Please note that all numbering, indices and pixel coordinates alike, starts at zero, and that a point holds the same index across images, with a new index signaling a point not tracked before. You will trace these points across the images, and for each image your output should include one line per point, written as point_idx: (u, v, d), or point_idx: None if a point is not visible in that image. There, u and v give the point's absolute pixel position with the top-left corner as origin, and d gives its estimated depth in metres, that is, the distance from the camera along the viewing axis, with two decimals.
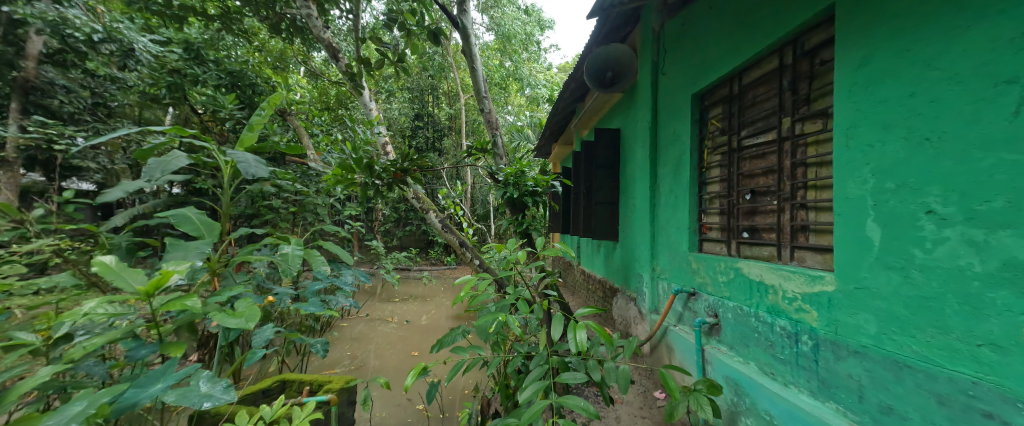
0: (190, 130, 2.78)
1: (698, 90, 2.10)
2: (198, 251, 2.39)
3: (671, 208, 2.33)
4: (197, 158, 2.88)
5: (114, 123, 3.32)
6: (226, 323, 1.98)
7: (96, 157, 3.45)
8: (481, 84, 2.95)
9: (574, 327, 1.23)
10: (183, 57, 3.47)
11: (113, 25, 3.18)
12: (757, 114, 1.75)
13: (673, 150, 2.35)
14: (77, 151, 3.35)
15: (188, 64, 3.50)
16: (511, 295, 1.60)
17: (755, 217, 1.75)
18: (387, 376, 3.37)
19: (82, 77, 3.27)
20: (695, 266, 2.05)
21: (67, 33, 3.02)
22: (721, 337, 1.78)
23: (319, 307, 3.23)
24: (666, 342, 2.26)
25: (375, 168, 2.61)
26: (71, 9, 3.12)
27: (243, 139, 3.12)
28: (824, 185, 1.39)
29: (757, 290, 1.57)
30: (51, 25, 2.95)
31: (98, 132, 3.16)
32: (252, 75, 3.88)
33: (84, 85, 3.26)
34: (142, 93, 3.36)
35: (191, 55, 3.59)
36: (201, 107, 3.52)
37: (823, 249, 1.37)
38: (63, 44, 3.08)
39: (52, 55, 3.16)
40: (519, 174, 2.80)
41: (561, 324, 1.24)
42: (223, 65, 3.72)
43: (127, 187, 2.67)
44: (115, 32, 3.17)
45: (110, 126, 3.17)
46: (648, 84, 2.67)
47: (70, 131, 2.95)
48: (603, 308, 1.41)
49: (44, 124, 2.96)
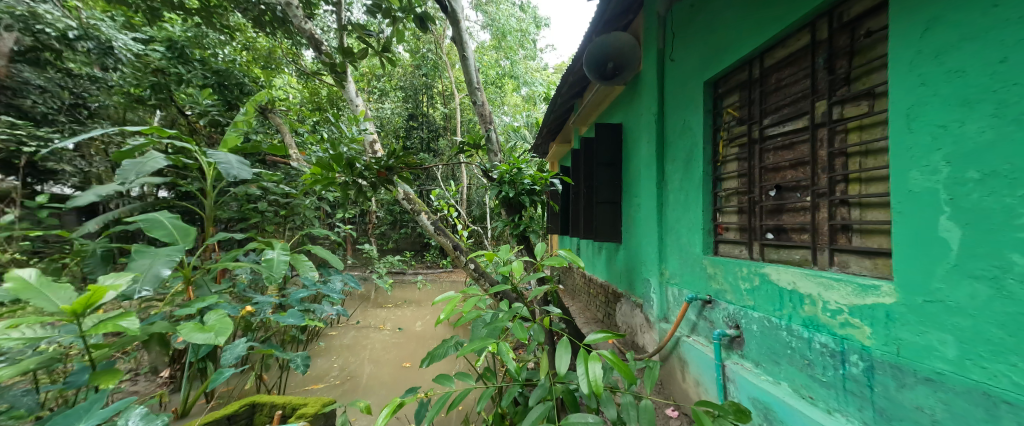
0: (171, 130, 2.95)
1: (711, 76, 1.90)
2: (167, 258, 2.45)
3: (683, 207, 2.14)
4: (176, 160, 3.12)
5: (93, 123, 3.34)
6: (194, 339, 2.21)
7: (73, 160, 3.28)
8: (473, 75, 2.73)
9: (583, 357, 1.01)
10: (166, 56, 3.60)
11: (89, 22, 3.17)
12: (782, 100, 1.55)
13: (682, 143, 2.17)
14: (53, 153, 3.15)
15: (171, 63, 3.61)
16: (506, 313, 1.40)
17: (782, 216, 1.55)
18: (378, 389, 3.18)
19: (58, 76, 3.20)
20: (711, 271, 1.86)
21: (38, 29, 2.94)
22: (745, 351, 1.59)
23: (299, 317, 3.01)
24: (678, 355, 2.07)
25: (358, 166, 2.36)
26: (43, 4, 3.05)
27: (227, 140, 3.26)
28: (871, 178, 1.19)
29: (789, 300, 1.37)
30: (20, 21, 2.87)
31: (74, 132, 3.16)
32: (238, 74, 3.95)
33: (61, 85, 3.20)
34: (125, 94, 3.49)
35: (175, 54, 3.66)
36: (187, 107, 3.76)
37: (873, 253, 1.17)
38: (37, 42, 3.01)
39: (24, 53, 3.03)
40: (516, 172, 2.54)
41: (568, 355, 1.01)
42: (209, 64, 3.79)
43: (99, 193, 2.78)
44: (92, 29, 3.17)
45: (87, 127, 3.17)
46: (653, 74, 2.48)
47: (43, 131, 2.92)
48: (616, 331, 1.23)
49: (14, 124, 2.87)
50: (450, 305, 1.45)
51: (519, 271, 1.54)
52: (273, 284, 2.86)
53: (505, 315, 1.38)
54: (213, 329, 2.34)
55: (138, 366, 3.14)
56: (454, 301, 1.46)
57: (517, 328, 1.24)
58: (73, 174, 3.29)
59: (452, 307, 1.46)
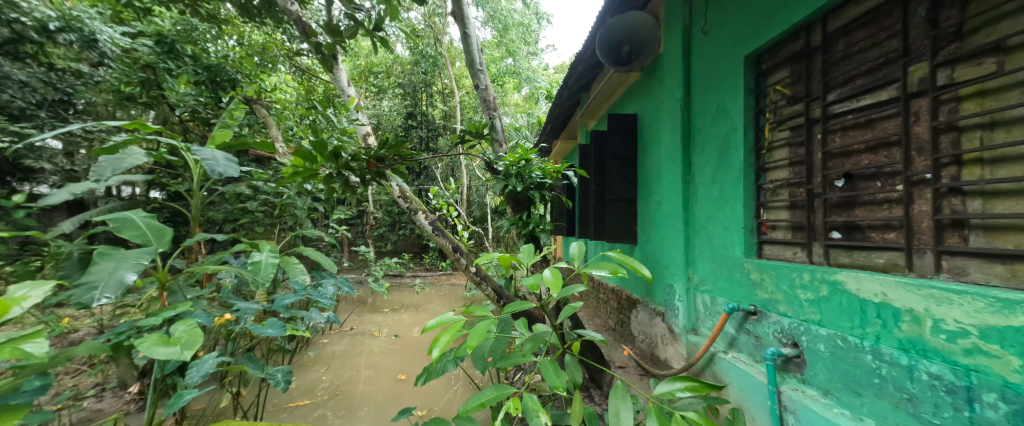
0: (154, 126, 2.80)
1: (755, 49, 1.63)
2: (133, 262, 2.17)
3: (716, 203, 1.86)
4: (160, 157, 2.94)
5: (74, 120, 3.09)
6: (155, 353, 1.95)
7: (53, 157, 3.02)
8: (475, 55, 2.46)
9: (654, 416, 0.99)
10: (155, 51, 3.49)
11: (71, 12, 2.95)
12: (855, 68, 1.27)
13: (714, 130, 1.90)
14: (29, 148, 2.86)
15: (161, 59, 3.53)
16: (530, 341, 1.33)
17: (855, 210, 1.27)
18: (372, 403, 2.90)
19: (41, 71, 2.92)
20: (756, 276, 1.58)
21: (11, 18, 2.70)
22: (808, 376, 1.31)
23: (279, 328, 2.68)
24: (713, 374, 1.79)
25: (344, 155, 2.04)
26: None
27: (214, 138, 3.05)
28: (1001, 158, 0.94)
29: (874, 315, 1.09)
30: None
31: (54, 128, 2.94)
32: (230, 69, 3.96)
33: (43, 79, 2.91)
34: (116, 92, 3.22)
35: (165, 49, 3.60)
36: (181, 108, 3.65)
37: (1009, 255, 0.90)
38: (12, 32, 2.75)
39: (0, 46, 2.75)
40: (526, 164, 2.24)
41: (630, 412, 1.01)
42: (201, 60, 3.78)
43: (72, 190, 2.59)
44: (74, 20, 2.95)
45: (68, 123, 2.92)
46: (677, 54, 2.21)
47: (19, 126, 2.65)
48: (704, 383, 1.05)
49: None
50: (452, 333, 1.24)
51: (557, 289, 1.15)
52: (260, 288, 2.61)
53: (529, 344, 1.32)
54: (179, 343, 2.08)
55: (107, 380, 2.85)
56: (457, 326, 1.26)
57: (546, 365, 1.17)
58: (52, 172, 3.02)
59: (451, 335, 1.24)
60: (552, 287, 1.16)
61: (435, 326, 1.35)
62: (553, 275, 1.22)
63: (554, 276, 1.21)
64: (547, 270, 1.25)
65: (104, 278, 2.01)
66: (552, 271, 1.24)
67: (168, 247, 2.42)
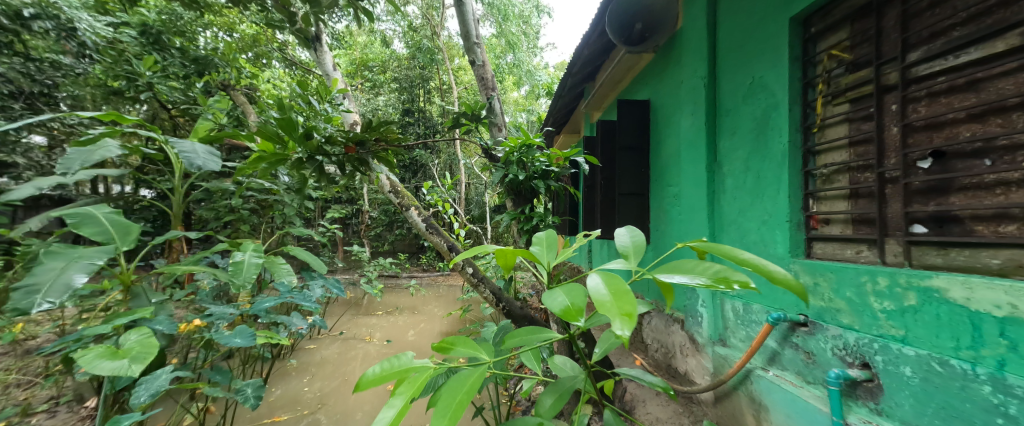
0: (130, 119, 2.59)
1: (806, 7, 1.36)
2: (88, 265, 1.80)
3: (752, 193, 1.59)
4: (137, 150, 2.70)
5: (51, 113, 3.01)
6: (96, 369, 1.67)
7: (27, 152, 2.90)
8: (471, 27, 2.20)
9: None
10: (140, 41, 3.27)
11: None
12: (950, 17, 1.00)
13: (749, 109, 1.62)
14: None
15: (147, 50, 3.32)
16: (552, 392, 0.97)
17: (950, 197, 1.01)
18: (357, 417, 2.61)
19: (18, 61, 2.87)
20: (807, 281, 1.31)
21: None
22: (886, 407, 1.04)
23: (248, 338, 2.33)
24: (749, 394, 1.52)
25: (318, 138, 1.78)
26: None
27: (197, 131, 2.82)
28: None
29: (996, 333, 0.84)
30: None
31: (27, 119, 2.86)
32: (219, 63, 3.62)
33: (20, 70, 2.86)
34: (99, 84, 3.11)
35: (150, 41, 3.37)
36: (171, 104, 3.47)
37: None
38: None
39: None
40: (528, 149, 1.96)
41: None
42: (188, 52, 3.50)
43: (38, 184, 2.35)
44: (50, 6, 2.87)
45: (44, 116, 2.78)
46: (701, 25, 1.94)
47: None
48: None
49: None
50: (415, 388, 0.73)
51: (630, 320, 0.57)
52: (240, 289, 2.35)
53: (552, 398, 0.96)
54: (128, 356, 1.80)
55: (62, 392, 2.56)
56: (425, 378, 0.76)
57: None
58: (26, 167, 2.88)
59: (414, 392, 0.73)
60: (611, 315, 0.57)
61: (378, 379, 0.80)
62: (612, 286, 0.63)
63: (611, 288, 0.63)
64: (593, 277, 0.67)
65: (49, 281, 1.65)
66: (606, 280, 0.65)
67: (133, 247, 2.08)
